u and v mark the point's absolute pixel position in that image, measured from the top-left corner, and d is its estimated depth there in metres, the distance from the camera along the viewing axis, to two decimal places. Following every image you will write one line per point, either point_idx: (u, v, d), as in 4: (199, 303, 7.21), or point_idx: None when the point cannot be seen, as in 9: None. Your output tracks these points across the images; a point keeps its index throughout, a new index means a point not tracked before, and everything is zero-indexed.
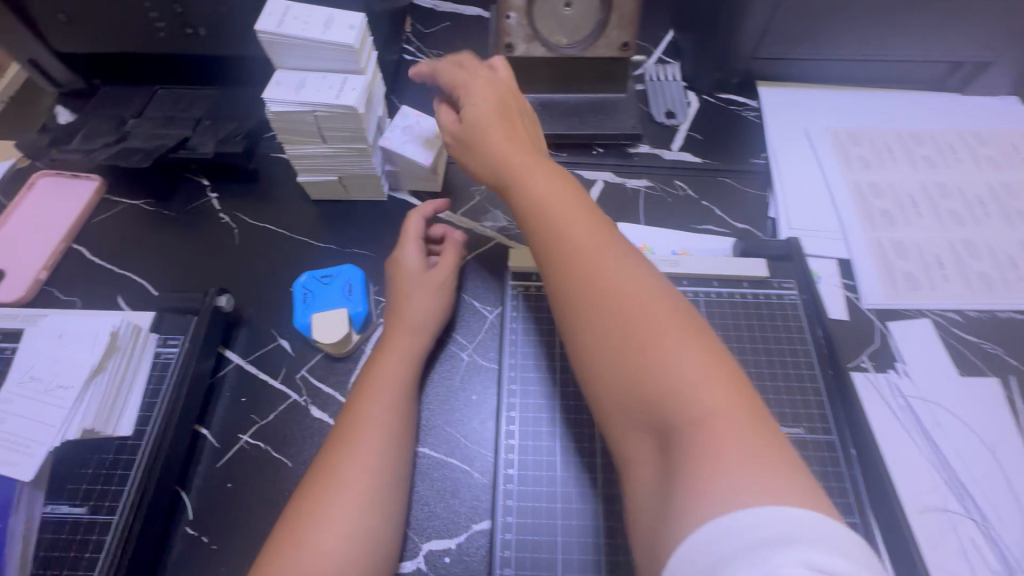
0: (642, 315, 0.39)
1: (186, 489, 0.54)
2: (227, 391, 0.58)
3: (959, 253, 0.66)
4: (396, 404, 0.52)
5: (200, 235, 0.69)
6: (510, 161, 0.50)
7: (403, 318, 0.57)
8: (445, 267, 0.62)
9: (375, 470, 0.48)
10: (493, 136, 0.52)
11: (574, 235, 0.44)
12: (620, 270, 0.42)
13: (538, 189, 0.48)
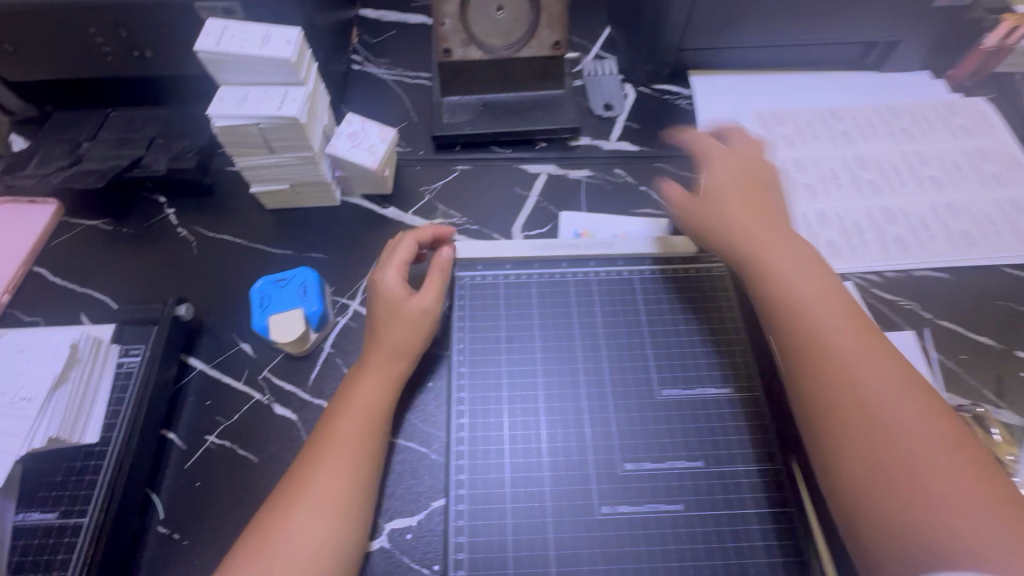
0: (878, 404, 0.46)
1: (156, 490, 0.56)
2: (192, 396, 0.61)
3: (877, 219, 0.71)
4: (367, 425, 0.52)
5: (159, 250, 0.71)
6: (746, 243, 0.57)
7: (381, 344, 0.56)
8: (426, 297, 0.58)
9: (340, 488, 0.49)
10: (737, 216, 0.58)
11: (829, 317, 0.51)
12: (864, 352, 0.49)
13: (788, 267, 0.54)
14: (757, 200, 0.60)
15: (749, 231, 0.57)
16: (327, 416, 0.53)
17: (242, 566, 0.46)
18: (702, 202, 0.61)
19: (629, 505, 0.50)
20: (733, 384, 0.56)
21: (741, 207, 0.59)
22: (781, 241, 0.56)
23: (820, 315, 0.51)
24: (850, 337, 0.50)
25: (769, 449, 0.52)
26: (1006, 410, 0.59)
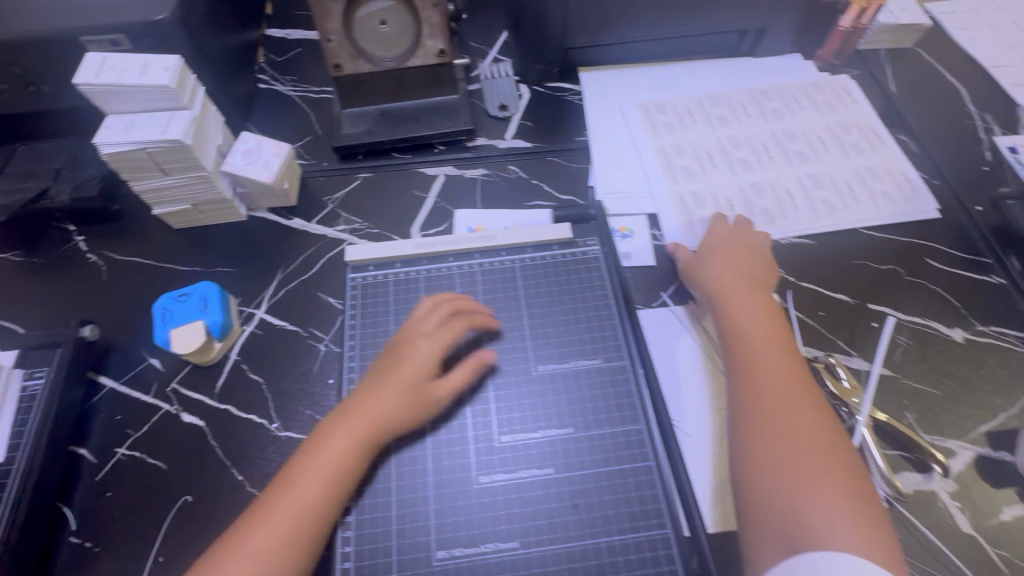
0: (789, 422, 0.54)
1: (67, 503, 0.59)
2: (102, 412, 0.64)
3: (747, 194, 0.77)
4: (329, 483, 0.50)
5: (69, 276, 0.74)
6: (724, 289, 0.64)
7: (374, 415, 0.53)
8: (446, 388, 0.55)
9: (284, 543, 0.48)
10: (723, 270, 0.65)
11: (776, 356, 0.58)
12: (790, 386, 0.56)
13: (749, 312, 0.62)
14: (740, 264, 0.66)
15: (733, 280, 0.64)
16: (295, 463, 0.52)
17: None
18: (693, 258, 0.68)
19: (504, 472, 0.54)
20: (602, 356, 0.60)
21: (727, 262, 0.66)
22: (750, 293, 0.63)
23: (764, 352, 0.58)
24: (789, 370, 0.57)
25: (632, 412, 0.57)
26: (855, 356, 0.65)
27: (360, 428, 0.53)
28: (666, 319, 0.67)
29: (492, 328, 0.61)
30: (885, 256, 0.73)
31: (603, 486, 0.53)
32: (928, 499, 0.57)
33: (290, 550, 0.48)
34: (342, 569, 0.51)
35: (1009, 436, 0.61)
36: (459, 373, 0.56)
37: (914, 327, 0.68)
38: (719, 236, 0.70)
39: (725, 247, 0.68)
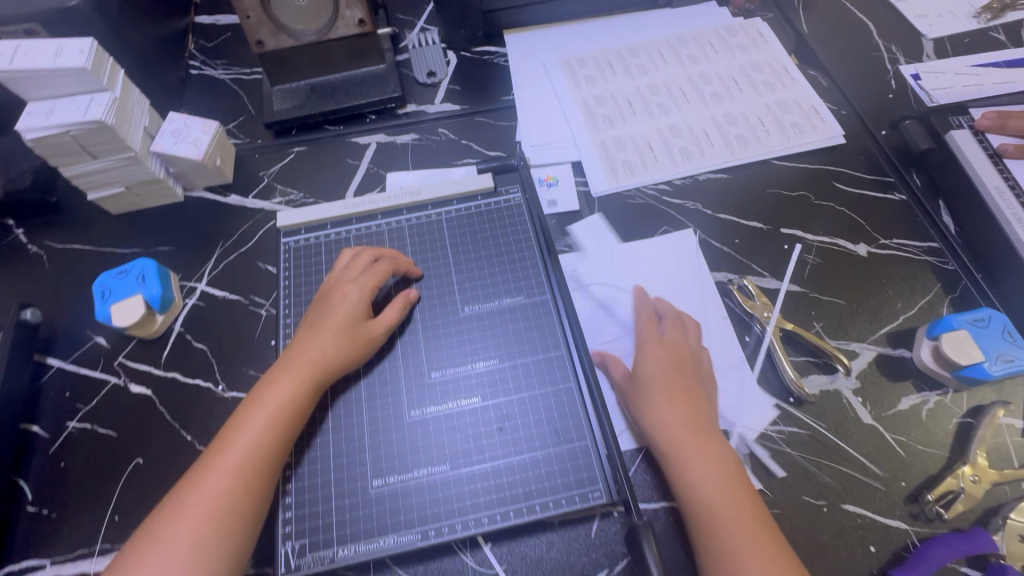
0: (725, 530, 0.50)
1: (24, 477, 0.61)
2: (52, 391, 0.66)
3: (665, 136, 0.80)
4: (274, 422, 0.53)
5: (11, 268, 0.75)
6: (670, 437, 0.55)
7: (310, 355, 0.56)
8: (378, 327, 0.59)
9: (237, 487, 0.50)
10: (663, 410, 0.56)
11: (734, 515, 0.50)
12: (721, 487, 0.52)
13: (698, 462, 0.53)
14: (679, 395, 0.57)
15: (672, 421, 0.55)
16: (239, 410, 0.54)
17: (136, 547, 0.48)
18: (627, 390, 0.59)
19: (434, 404, 0.58)
20: (525, 293, 0.64)
21: (662, 397, 0.57)
22: (695, 435, 0.55)
23: (722, 515, 0.50)
24: (725, 485, 0.52)
25: (554, 340, 0.61)
26: (768, 277, 0.70)
27: (301, 371, 0.55)
28: (576, 257, 0.72)
29: (413, 275, 0.65)
30: (795, 183, 0.77)
31: (527, 409, 0.57)
32: (832, 398, 0.61)
33: (241, 506, 0.49)
34: (284, 504, 0.54)
35: (908, 335, 0.65)
36: (390, 310, 0.60)
37: (823, 246, 0.72)
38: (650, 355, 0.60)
39: (662, 371, 0.58)
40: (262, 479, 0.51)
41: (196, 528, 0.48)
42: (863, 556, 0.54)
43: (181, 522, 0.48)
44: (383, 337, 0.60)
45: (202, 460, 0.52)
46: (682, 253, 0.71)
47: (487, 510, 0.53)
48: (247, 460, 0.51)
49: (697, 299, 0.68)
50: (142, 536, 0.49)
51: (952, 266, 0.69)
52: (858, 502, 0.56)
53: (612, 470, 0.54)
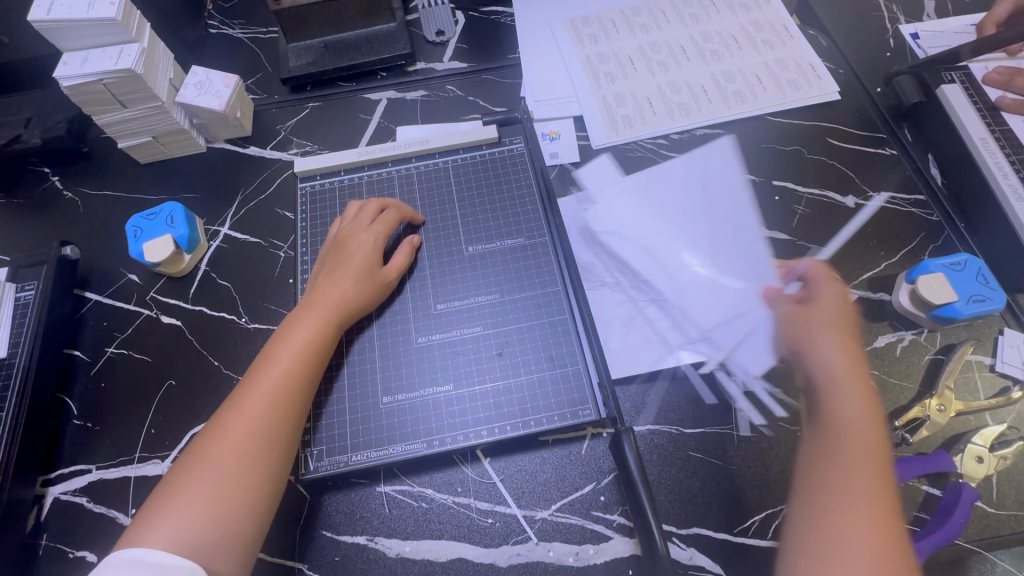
0: (847, 440, 0.54)
1: (68, 394, 0.68)
2: (91, 321, 0.72)
3: (665, 92, 0.83)
4: (298, 361, 0.57)
5: (49, 212, 0.80)
6: (837, 371, 0.59)
7: (329, 296, 0.61)
8: (393, 270, 0.64)
9: (267, 420, 0.54)
10: (828, 345, 0.60)
11: (867, 437, 0.54)
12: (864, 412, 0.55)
13: (853, 396, 0.56)
14: (841, 336, 0.61)
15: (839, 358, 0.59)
16: (266, 350, 0.59)
17: (175, 474, 0.52)
18: (790, 326, 0.64)
19: (440, 332, 0.63)
20: (526, 236, 0.69)
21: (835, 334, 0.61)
22: (858, 377, 0.58)
23: (854, 430, 0.54)
24: (866, 410, 0.55)
25: (551, 276, 0.66)
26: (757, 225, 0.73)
27: (321, 312, 0.60)
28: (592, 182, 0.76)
29: (417, 222, 0.70)
30: (789, 138, 0.79)
31: (528, 338, 0.63)
32: None
33: (272, 435, 0.54)
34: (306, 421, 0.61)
35: (889, 280, 0.69)
36: (398, 257, 0.65)
37: (813, 198, 0.75)
38: (835, 297, 0.65)
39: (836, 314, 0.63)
40: (290, 414, 0.55)
41: (231, 449, 0.52)
42: None
43: (220, 443, 0.53)
44: (393, 283, 0.65)
45: (237, 391, 0.56)
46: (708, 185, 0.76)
47: (486, 424, 0.59)
48: (279, 392, 0.55)
49: (715, 231, 0.72)
50: (184, 459, 0.53)
51: (937, 217, 0.73)
52: None
53: (599, 391, 0.60)
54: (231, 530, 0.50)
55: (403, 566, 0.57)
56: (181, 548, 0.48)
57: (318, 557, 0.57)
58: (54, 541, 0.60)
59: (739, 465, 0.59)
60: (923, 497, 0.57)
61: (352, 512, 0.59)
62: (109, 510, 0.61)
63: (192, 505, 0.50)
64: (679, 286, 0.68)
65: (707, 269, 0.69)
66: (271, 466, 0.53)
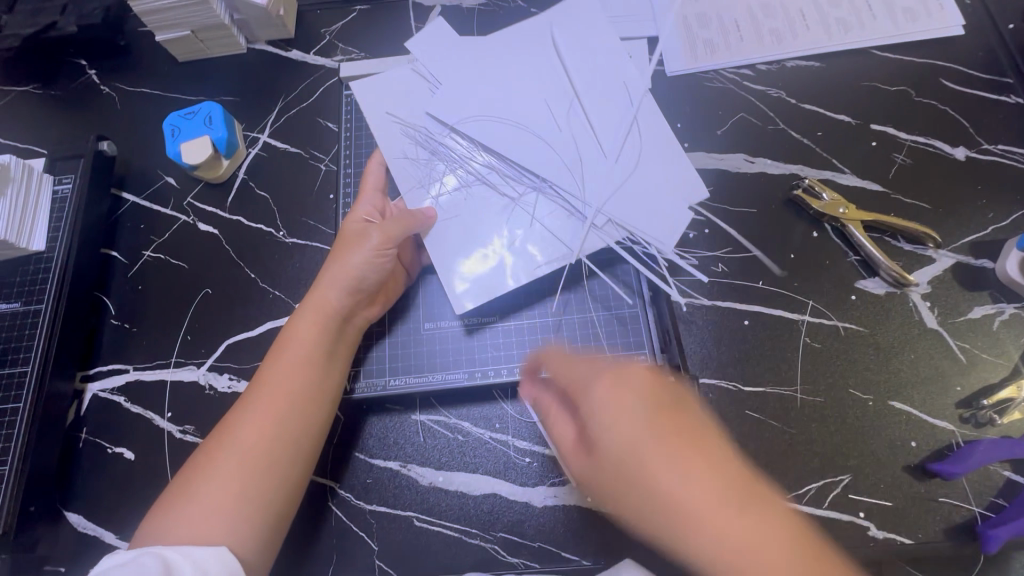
0: (703, 517, 0.37)
1: (106, 294, 0.66)
2: (127, 222, 0.70)
3: (756, 15, 0.73)
4: (298, 367, 0.52)
5: (86, 108, 0.77)
6: (637, 455, 0.40)
7: (318, 294, 0.55)
8: (375, 238, 0.56)
9: (271, 436, 0.49)
10: (628, 439, 0.40)
11: (701, 488, 0.38)
12: (660, 459, 0.39)
13: (658, 456, 0.39)
14: (689, 457, 0.39)
15: (702, 497, 0.37)
16: (267, 359, 0.54)
17: (175, 492, 0.48)
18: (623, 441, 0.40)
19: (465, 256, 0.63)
20: None
21: (672, 459, 0.39)
22: (664, 437, 0.40)
23: (688, 500, 0.38)
24: (687, 462, 0.39)
25: None
26: (846, 173, 0.65)
27: (316, 316, 0.54)
28: (431, 59, 0.66)
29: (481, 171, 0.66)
30: (896, 78, 0.69)
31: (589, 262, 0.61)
32: (898, 300, 0.59)
33: (274, 453, 0.49)
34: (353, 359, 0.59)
35: (994, 247, 0.61)
36: (382, 228, 0.56)
37: (916, 145, 0.66)
38: (626, 428, 0.41)
39: (656, 440, 0.40)
40: (298, 433, 0.51)
41: (244, 451, 0.49)
42: (901, 449, 0.54)
43: (235, 441, 0.49)
44: (384, 260, 0.56)
45: (247, 393, 0.52)
46: (581, 66, 0.64)
47: None
48: (289, 387, 0.51)
49: (598, 96, 0.63)
50: (190, 465, 0.50)
51: None
52: (905, 401, 0.56)
53: (655, 335, 0.60)
54: (260, 517, 0.47)
55: (436, 495, 0.55)
56: (209, 536, 0.45)
57: (349, 476, 0.56)
58: (92, 436, 0.60)
59: (801, 431, 0.55)
60: (1003, 482, 0.52)
61: (385, 437, 0.57)
62: (145, 412, 0.61)
63: (215, 500, 0.47)
64: (562, 164, 0.61)
65: (575, 164, 0.61)
66: (293, 457, 0.50)
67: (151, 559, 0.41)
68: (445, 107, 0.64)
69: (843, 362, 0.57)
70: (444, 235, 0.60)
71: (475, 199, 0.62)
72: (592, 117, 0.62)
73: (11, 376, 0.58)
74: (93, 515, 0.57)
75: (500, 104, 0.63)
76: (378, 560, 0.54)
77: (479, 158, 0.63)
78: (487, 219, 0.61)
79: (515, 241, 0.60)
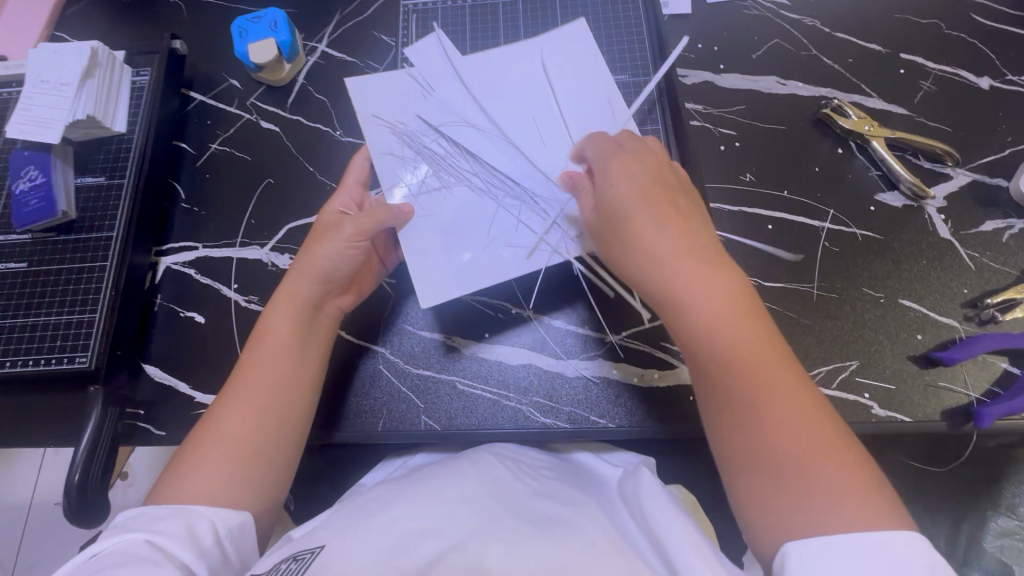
0: (685, 281, 0.46)
1: (177, 181, 0.71)
2: (195, 118, 0.74)
3: None
4: (282, 352, 0.54)
5: (151, 13, 0.81)
6: (628, 208, 0.50)
7: (288, 287, 0.56)
8: (347, 228, 0.56)
9: (257, 420, 0.51)
10: (626, 181, 0.51)
11: (686, 253, 0.47)
12: (652, 212, 0.49)
13: (647, 220, 0.49)
14: (670, 218, 0.49)
15: (683, 250, 0.47)
16: (248, 351, 0.55)
17: (163, 485, 0.48)
18: (634, 192, 0.50)
19: None
20: (630, 73, 0.69)
21: (653, 227, 0.48)
22: (654, 202, 0.50)
23: (672, 263, 0.47)
24: (677, 232, 0.48)
25: (652, 118, 0.67)
26: (874, 98, 0.69)
27: (293, 306, 0.55)
28: (430, 68, 0.65)
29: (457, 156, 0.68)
30: (928, 11, 0.72)
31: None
32: (915, 212, 0.63)
33: (260, 436, 0.50)
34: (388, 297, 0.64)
35: (1007, 168, 0.65)
36: (355, 220, 0.56)
37: (943, 74, 0.69)
38: (631, 190, 0.50)
39: (640, 208, 0.49)
40: (285, 415, 0.52)
41: (230, 434, 0.50)
42: (908, 341, 0.59)
43: (220, 426, 0.50)
44: (356, 252, 0.56)
45: (227, 387, 0.53)
46: (568, 88, 0.63)
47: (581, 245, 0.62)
48: (267, 371, 0.53)
49: (587, 120, 0.62)
50: (178, 457, 0.50)
51: None
52: (915, 300, 0.60)
53: None
54: (244, 486, 0.48)
55: (477, 364, 0.61)
56: (197, 499, 0.47)
57: (398, 345, 0.62)
58: (166, 302, 0.66)
59: (815, 322, 0.60)
60: (999, 372, 0.57)
61: (440, 313, 0.63)
62: (214, 283, 0.66)
63: (214, 482, 0.48)
64: (546, 175, 0.61)
65: (554, 174, 0.61)
66: (274, 435, 0.51)
67: (164, 510, 0.45)
68: (438, 112, 0.63)
69: (859, 263, 0.62)
70: (420, 231, 0.59)
71: (456, 199, 0.60)
72: (577, 137, 0.62)
73: (99, 240, 0.65)
74: (169, 368, 0.63)
75: (493, 115, 0.63)
76: (424, 417, 0.60)
77: (462, 162, 0.62)
78: (468, 219, 0.60)
79: (492, 244, 0.59)
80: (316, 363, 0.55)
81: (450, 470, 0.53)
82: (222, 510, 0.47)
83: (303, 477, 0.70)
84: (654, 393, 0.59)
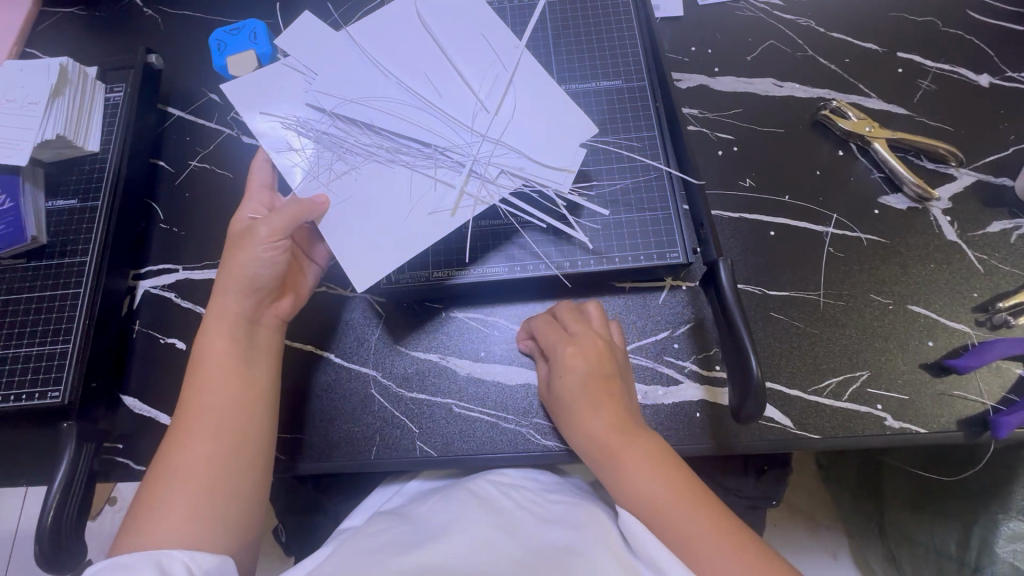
0: (625, 457, 0.46)
1: (154, 201, 0.68)
2: (172, 134, 0.71)
3: None
4: (230, 380, 0.50)
5: (127, 28, 0.78)
6: (569, 397, 0.50)
7: (213, 306, 0.53)
8: (263, 229, 0.52)
9: (217, 454, 0.47)
10: (572, 367, 0.51)
11: (622, 431, 0.48)
12: (588, 396, 0.49)
13: (586, 407, 0.49)
14: (605, 402, 0.49)
15: (615, 431, 0.48)
16: (184, 387, 0.51)
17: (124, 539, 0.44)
18: (578, 382, 0.50)
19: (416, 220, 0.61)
20: (623, 77, 0.66)
21: (594, 410, 0.49)
22: (599, 390, 0.50)
23: (612, 445, 0.47)
24: (615, 409, 0.49)
25: (649, 123, 0.64)
26: (872, 98, 0.67)
27: (221, 328, 0.52)
28: (305, 49, 0.55)
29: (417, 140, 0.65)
30: (923, 8, 0.70)
31: (597, 163, 0.62)
32: (920, 214, 0.61)
33: (222, 471, 0.47)
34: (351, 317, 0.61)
35: (1010, 166, 0.63)
36: (270, 220, 0.52)
37: (941, 73, 0.68)
38: (574, 378, 0.51)
39: (581, 395, 0.50)
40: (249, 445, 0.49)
41: (191, 473, 0.46)
42: (919, 349, 0.57)
43: (176, 467, 0.47)
44: (278, 252, 0.53)
45: (174, 425, 0.49)
46: (448, 30, 0.57)
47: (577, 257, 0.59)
48: (213, 394, 0.49)
49: (481, 62, 0.56)
50: (136, 506, 0.46)
51: None
52: (924, 306, 0.58)
53: (690, 232, 0.60)
54: (215, 525, 0.45)
55: (473, 385, 0.58)
56: (170, 541, 0.43)
57: (389, 367, 0.59)
58: (145, 328, 0.63)
59: (824, 331, 0.58)
60: (1014, 378, 0.55)
61: (434, 333, 0.60)
62: (195, 307, 0.63)
63: (181, 527, 0.44)
64: (451, 121, 0.54)
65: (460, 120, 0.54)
66: (231, 463, 0.48)
67: (138, 556, 0.42)
68: (324, 88, 0.54)
69: (866, 267, 0.60)
70: (344, 220, 0.53)
71: (367, 177, 0.54)
72: (470, 78, 0.55)
73: (70, 265, 0.62)
74: (149, 398, 0.60)
75: (386, 76, 0.55)
76: (420, 443, 0.57)
77: (365, 134, 0.54)
78: (382, 197, 0.53)
79: (414, 212, 0.52)
80: (268, 384, 0.52)
81: (452, 504, 0.50)
82: (198, 552, 0.43)
83: (296, 507, 0.67)
84: (660, 411, 0.56)
